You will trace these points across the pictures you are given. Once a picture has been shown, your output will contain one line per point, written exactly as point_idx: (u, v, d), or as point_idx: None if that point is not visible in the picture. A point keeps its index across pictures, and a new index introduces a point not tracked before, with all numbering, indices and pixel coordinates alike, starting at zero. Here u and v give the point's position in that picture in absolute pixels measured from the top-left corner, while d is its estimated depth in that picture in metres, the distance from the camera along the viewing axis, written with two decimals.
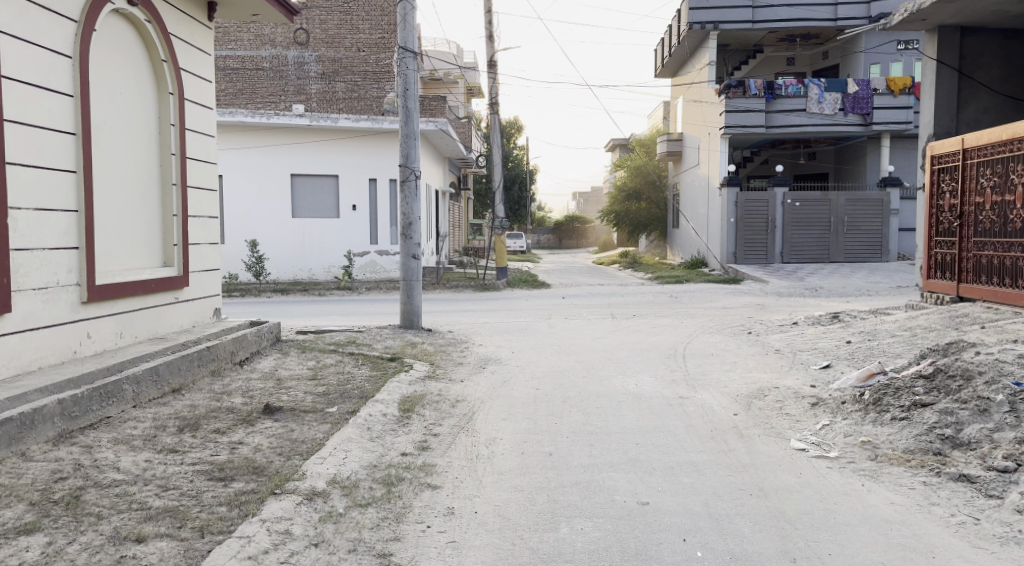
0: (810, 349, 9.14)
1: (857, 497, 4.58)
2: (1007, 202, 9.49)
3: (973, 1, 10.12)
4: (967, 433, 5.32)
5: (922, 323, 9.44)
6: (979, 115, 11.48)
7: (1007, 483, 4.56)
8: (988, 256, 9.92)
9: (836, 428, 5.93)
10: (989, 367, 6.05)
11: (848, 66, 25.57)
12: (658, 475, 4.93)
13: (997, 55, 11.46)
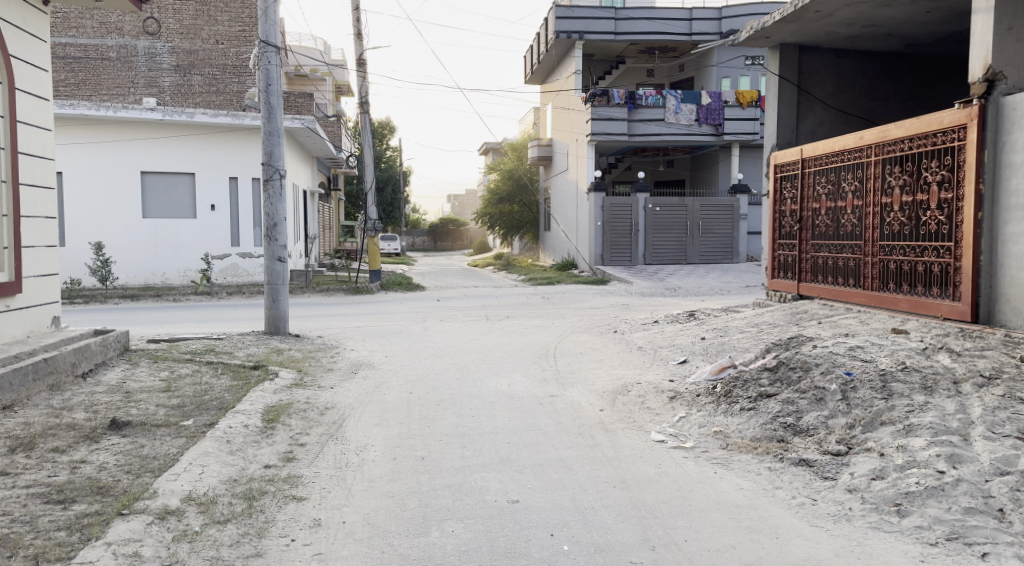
0: (669, 346, 9.58)
1: (709, 484, 4.85)
2: (839, 208, 10.32)
3: (807, 22, 10.95)
4: (806, 420, 5.76)
5: (768, 319, 10.13)
6: (815, 128, 12.48)
7: (840, 466, 4.98)
8: (824, 257, 10.75)
9: (691, 419, 6.25)
10: (825, 359, 6.58)
11: (701, 78, 27.03)
12: (526, 473, 5.03)
13: (830, 72, 12.41)
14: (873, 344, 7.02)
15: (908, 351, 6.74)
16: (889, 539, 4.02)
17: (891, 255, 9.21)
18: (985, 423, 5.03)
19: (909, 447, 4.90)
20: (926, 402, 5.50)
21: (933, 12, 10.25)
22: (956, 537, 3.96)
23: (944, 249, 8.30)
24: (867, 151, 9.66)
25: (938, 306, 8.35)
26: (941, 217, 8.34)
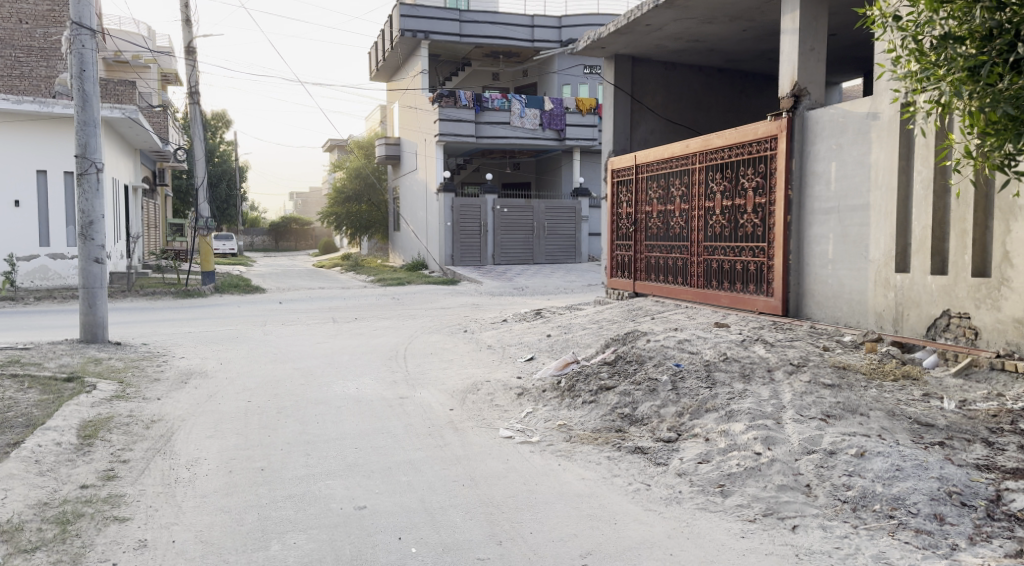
0: (517, 344, 9.77)
1: (554, 476, 4.99)
2: (668, 211, 10.96)
3: (639, 35, 11.52)
4: (641, 410, 6.06)
5: (609, 316, 10.58)
6: (647, 136, 13.19)
7: (671, 451, 5.28)
8: (656, 257, 11.37)
9: (537, 415, 6.40)
10: (657, 352, 6.98)
11: (543, 84, 27.77)
12: (373, 478, 4.96)
13: (659, 83, 13.12)
14: (699, 337, 7.53)
15: (730, 343, 7.27)
16: (715, 518, 4.31)
17: (713, 255, 9.89)
18: (795, 407, 5.49)
19: (730, 431, 5.28)
20: (744, 390, 5.95)
21: (748, 31, 11.07)
22: (771, 513, 4.31)
23: (759, 249, 9.03)
24: (692, 158, 10.31)
25: (755, 301, 9.07)
26: (756, 220, 9.07)
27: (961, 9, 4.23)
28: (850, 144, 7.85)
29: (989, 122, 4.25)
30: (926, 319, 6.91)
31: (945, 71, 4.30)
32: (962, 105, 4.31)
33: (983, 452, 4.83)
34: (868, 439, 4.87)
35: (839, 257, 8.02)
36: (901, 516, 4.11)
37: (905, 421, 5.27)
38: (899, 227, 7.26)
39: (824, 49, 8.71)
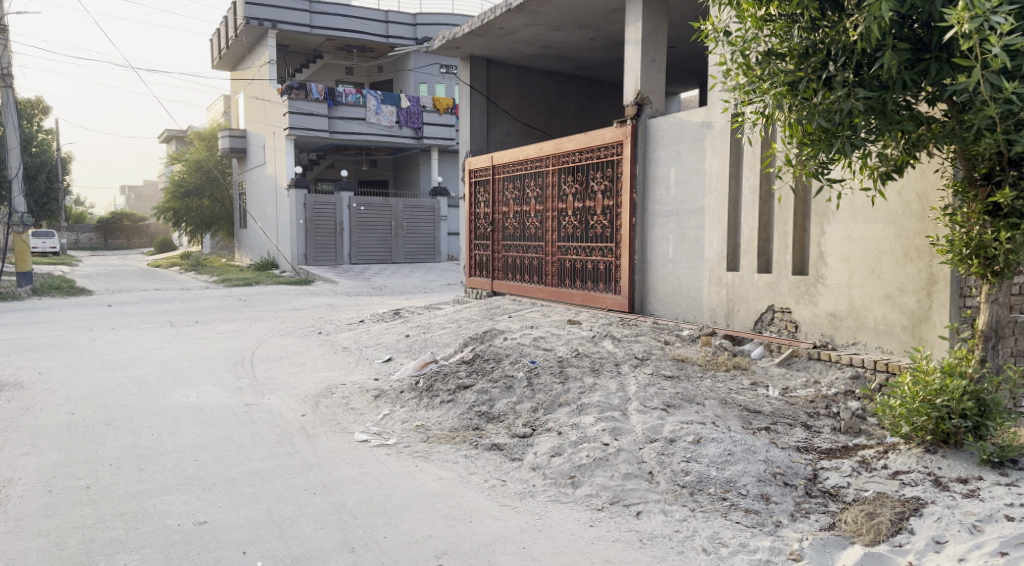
0: (373, 345, 9.62)
1: (410, 478, 4.95)
2: (524, 212, 11.16)
3: (492, 37, 11.65)
4: (498, 407, 6.13)
5: (466, 315, 10.63)
6: (503, 137, 13.36)
7: (526, 446, 5.38)
8: (511, 256, 11.58)
9: (393, 417, 6.32)
10: (514, 350, 7.08)
11: (398, 82, 27.52)
12: (214, 491, 4.72)
13: (513, 86, 13.33)
14: (554, 334, 7.72)
15: (582, 339, 7.51)
16: (566, 509, 4.43)
17: (566, 255, 10.18)
18: (639, 399, 5.75)
19: (582, 424, 5.45)
20: (595, 383, 6.17)
21: (596, 40, 11.47)
22: (618, 501, 4.48)
23: (607, 249, 9.40)
24: (545, 160, 10.56)
25: (604, 299, 9.43)
26: (605, 222, 9.44)
27: (782, 28, 4.57)
28: (686, 151, 8.31)
29: (805, 133, 4.62)
30: (754, 313, 7.44)
31: (769, 84, 4.65)
32: (783, 116, 4.68)
33: (802, 434, 5.27)
34: (703, 427, 5.17)
35: (678, 257, 8.48)
36: (732, 497, 4.38)
37: (736, 408, 5.64)
38: (730, 229, 7.77)
39: (664, 60, 9.12)
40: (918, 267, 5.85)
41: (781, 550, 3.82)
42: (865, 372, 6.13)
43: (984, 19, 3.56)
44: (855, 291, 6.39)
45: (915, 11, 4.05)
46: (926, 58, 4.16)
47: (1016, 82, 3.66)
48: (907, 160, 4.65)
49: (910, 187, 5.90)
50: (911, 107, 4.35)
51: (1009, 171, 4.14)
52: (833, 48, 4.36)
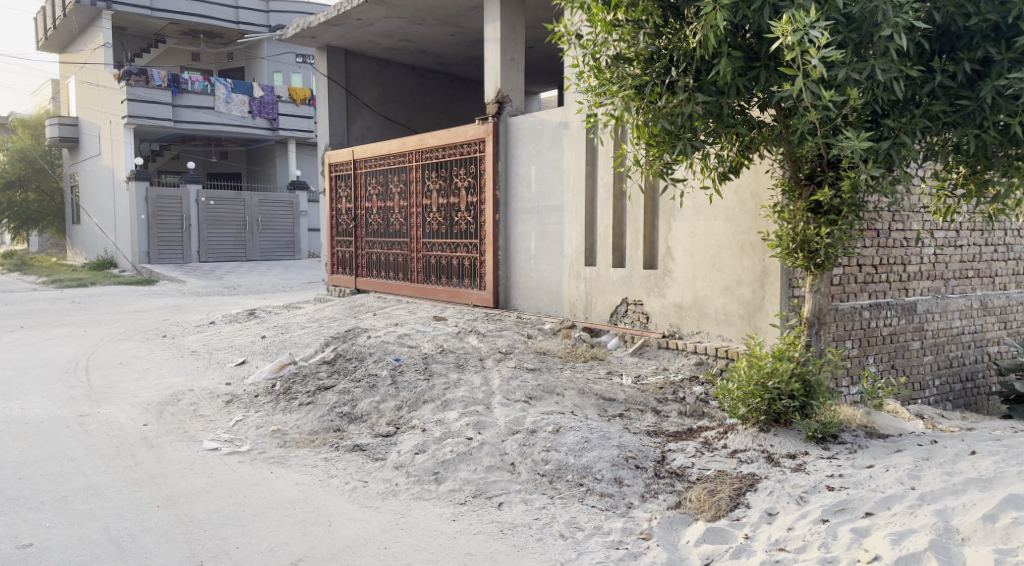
0: (225, 348, 9.22)
1: (265, 485, 4.81)
2: (387, 207, 11.06)
3: (348, 28, 11.44)
4: (360, 407, 6.05)
5: (327, 314, 10.40)
6: (364, 131, 13.13)
7: (389, 445, 5.35)
8: (374, 253, 11.45)
9: (248, 421, 6.10)
10: (377, 348, 7.01)
11: (251, 71, 26.46)
12: (44, 511, 4.39)
13: (373, 79, 13.14)
14: (417, 331, 7.70)
15: (446, 335, 7.54)
16: (428, 506, 4.45)
17: (431, 251, 10.18)
18: (502, 392, 5.85)
19: (445, 420, 5.47)
20: (459, 379, 6.22)
21: (456, 36, 11.52)
22: (481, 494, 4.55)
23: (472, 245, 9.48)
24: (408, 156, 10.50)
25: (469, 295, 9.50)
26: (469, 218, 9.51)
27: (628, 33, 4.76)
28: (546, 149, 8.51)
29: (652, 134, 4.89)
30: (610, 306, 7.74)
31: (618, 87, 4.86)
32: (632, 118, 4.92)
33: (653, 419, 5.56)
34: (563, 417, 5.33)
35: (539, 252, 8.68)
36: (589, 483, 4.55)
37: (593, 397, 5.86)
38: (587, 225, 8.04)
39: (523, 58, 9.28)
40: (752, 260, 6.28)
41: (632, 530, 4.01)
42: (708, 358, 6.53)
43: (803, 33, 3.86)
44: (698, 283, 6.78)
45: (746, 23, 4.33)
46: (757, 66, 4.47)
47: (832, 91, 4.01)
48: (741, 161, 5.01)
49: (745, 186, 6.31)
50: (744, 112, 4.68)
51: (827, 172, 4.60)
52: (676, 55, 4.62)
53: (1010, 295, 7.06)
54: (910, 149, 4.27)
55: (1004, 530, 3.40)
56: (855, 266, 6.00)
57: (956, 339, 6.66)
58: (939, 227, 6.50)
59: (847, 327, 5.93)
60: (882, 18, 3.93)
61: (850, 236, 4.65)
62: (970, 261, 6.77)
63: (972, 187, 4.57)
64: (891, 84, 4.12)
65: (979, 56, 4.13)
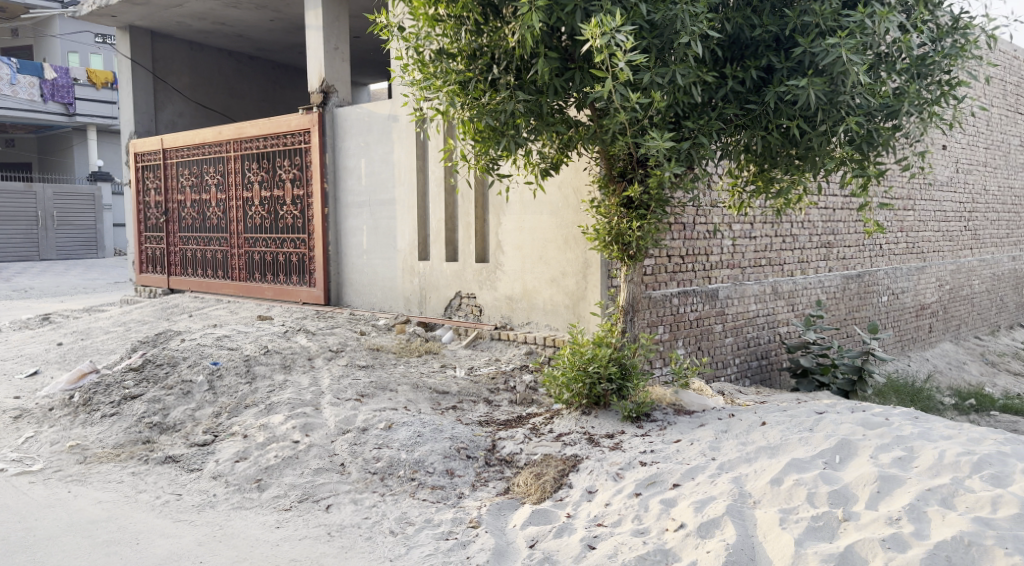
0: (13, 358, 8.34)
1: (61, 506, 4.42)
2: (204, 200, 10.47)
3: (154, 8, 10.69)
4: (173, 416, 5.70)
5: (135, 317, 9.69)
6: (175, 118, 12.26)
7: (205, 455, 5.09)
8: (190, 250, 10.79)
9: (41, 438, 5.57)
10: (192, 352, 6.64)
11: (40, 51, 24.06)
12: None
13: (184, 63, 12.35)
14: (237, 332, 7.36)
15: (270, 335, 7.26)
16: (250, 515, 4.28)
17: (254, 247, 9.77)
18: (332, 391, 5.73)
19: (269, 424, 5.28)
20: (284, 381, 6.03)
21: (275, 22, 11.10)
22: (307, 498, 4.44)
23: (299, 240, 9.20)
24: (226, 146, 9.98)
25: (298, 292, 9.21)
26: (294, 212, 9.21)
27: (451, 28, 4.79)
28: (374, 142, 8.42)
29: (477, 130, 4.98)
30: (444, 300, 7.79)
31: (442, 82, 4.88)
32: (456, 113, 4.98)
33: (484, 409, 5.67)
34: (395, 413, 5.30)
35: (370, 247, 8.57)
36: (420, 477, 4.58)
37: (425, 391, 5.88)
38: (419, 219, 8.04)
39: (347, 47, 9.10)
40: (576, 253, 6.56)
41: (462, 520, 4.08)
42: (537, 348, 6.76)
43: (610, 36, 4.06)
44: (527, 276, 6.98)
45: (560, 25, 4.50)
46: (572, 67, 4.66)
47: (640, 93, 4.29)
48: (561, 158, 5.23)
49: (566, 181, 6.57)
50: (563, 111, 4.89)
51: (637, 170, 4.93)
52: (496, 53, 4.73)
53: (796, 280, 7.84)
54: (708, 149, 4.64)
55: (788, 490, 3.82)
56: (665, 257, 6.43)
57: (752, 322, 7.31)
58: (736, 220, 7.11)
59: (659, 313, 6.36)
60: (681, 26, 4.23)
61: (659, 229, 4.99)
62: (763, 251, 7.46)
63: (760, 183, 5.04)
64: (690, 88, 4.46)
65: (763, 64, 4.56)
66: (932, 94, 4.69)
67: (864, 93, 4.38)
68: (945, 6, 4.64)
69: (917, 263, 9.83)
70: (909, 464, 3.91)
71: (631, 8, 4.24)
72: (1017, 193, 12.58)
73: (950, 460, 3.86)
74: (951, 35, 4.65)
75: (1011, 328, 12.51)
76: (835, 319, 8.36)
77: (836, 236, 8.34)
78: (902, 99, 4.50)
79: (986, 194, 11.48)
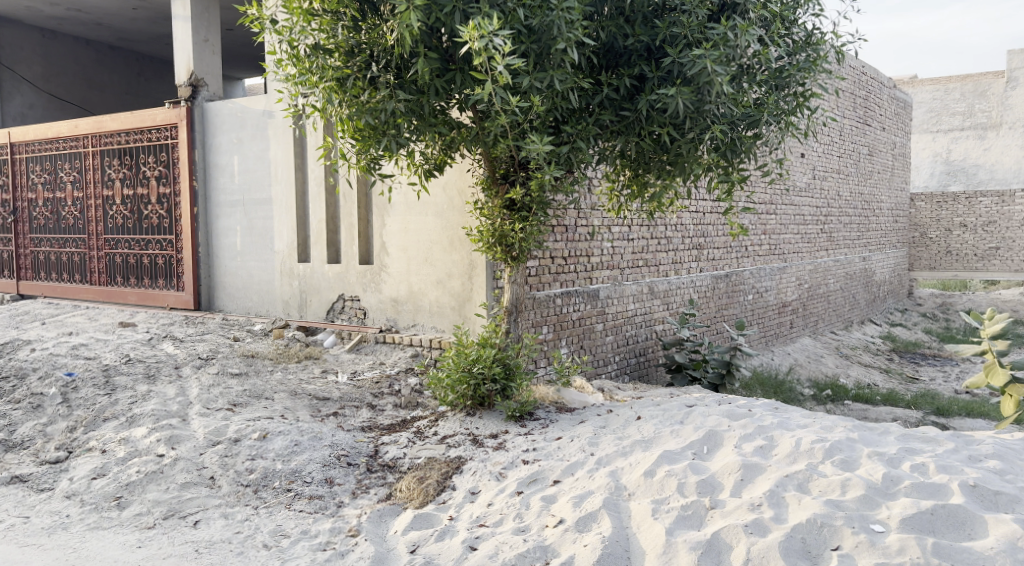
0: None
1: None
2: (58, 199, 9.79)
3: None
4: (20, 433, 5.28)
5: None
6: (25, 110, 11.23)
7: (58, 473, 4.74)
8: (43, 252, 10.04)
9: None
10: (43, 362, 6.18)
11: None
12: None
13: (35, 51, 11.39)
14: (96, 340, 6.91)
15: (133, 343, 6.86)
16: (108, 535, 4.02)
17: (116, 249, 9.22)
18: (201, 401, 5.46)
19: (130, 438, 4.98)
20: (148, 391, 5.70)
21: (139, 10, 10.51)
22: (172, 514, 4.21)
23: (166, 242, 8.75)
24: (83, 141, 9.37)
25: (165, 297, 8.76)
26: (160, 211, 8.76)
27: (327, 24, 4.67)
28: (247, 139, 8.12)
29: (356, 129, 4.89)
30: (326, 303, 7.59)
31: (318, 78, 4.75)
32: (334, 111, 4.87)
33: (367, 414, 5.56)
34: (270, 422, 5.11)
35: (245, 249, 8.27)
36: (297, 487, 4.44)
37: (304, 398, 5.72)
38: (298, 220, 7.80)
39: (218, 40, 8.71)
40: (461, 254, 6.53)
41: (340, 529, 4.00)
42: (423, 350, 6.71)
43: (488, 40, 4.08)
44: (412, 278, 6.90)
45: (439, 25, 4.48)
46: (452, 68, 4.65)
47: (519, 97, 4.33)
48: (444, 160, 5.22)
49: (451, 183, 6.52)
50: (444, 113, 4.87)
51: (518, 173, 4.98)
52: (375, 51, 4.64)
53: (670, 280, 8.15)
54: (585, 154, 4.75)
55: (660, 481, 3.96)
56: (548, 258, 6.52)
57: (631, 320, 7.54)
58: (615, 222, 7.31)
59: (543, 314, 6.45)
60: (558, 32, 4.29)
61: (540, 231, 5.07)
62: (640, 252, 7.71)
63: (635, 188, 5.23)
64: (567, 94, 4.55)
65: (636, 73, 4.70)
66: (789, 105, 5.00)
67: (727, 103, 4.61)
68: (801, 22, 4.94)
69: (779, 264, 10.43)
70: (769, 452, 4.14)
71: (509, 12, 4.27)
72: (867, 198, 13.59)
73: (805, 447, 4.11)
74: (805, 49, 4.96)
75: (862, 323, 13.49)
76: (706, 317, 8.75)
77: (706, 239, 8.74)
78: (762, 109, 4.77)
79: (839, 199, 12.33)
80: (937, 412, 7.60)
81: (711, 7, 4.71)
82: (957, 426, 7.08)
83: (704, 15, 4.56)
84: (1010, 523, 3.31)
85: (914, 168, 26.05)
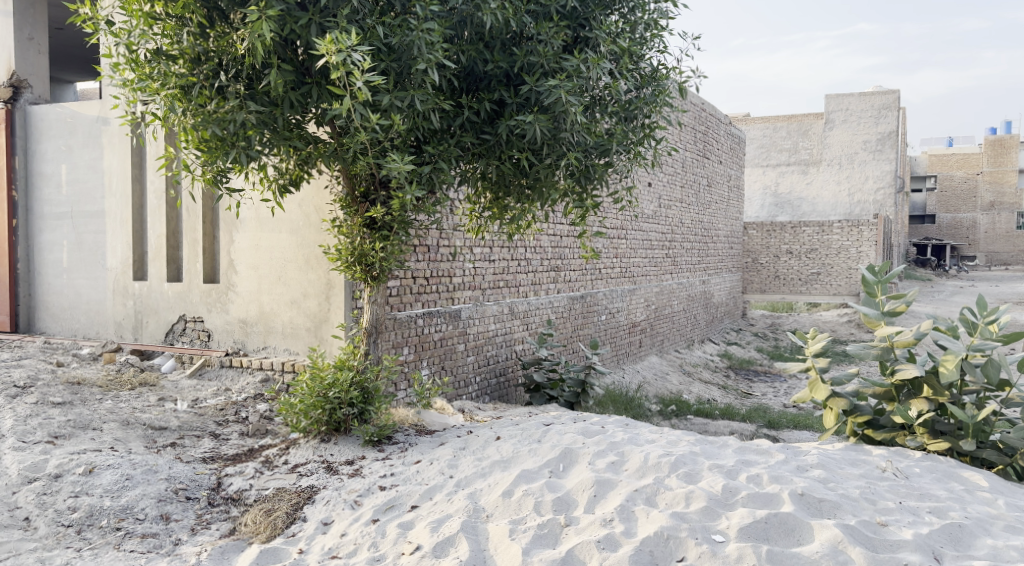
0: None
1: None
2: None
3: None
4: None
5: None
6: None
7: None
8: None
9: None
10: None
11: None
12: None
13: None
14: None
15: None
16: None
17: None
18: (15, 434, 4.90)
19: None
20: None
21: None
22: None
23: None
24: None
25: None
26: None
27: (171, 29, 4.41)
28: (78, 147, 7.52)
29: (203, 140, 4.63)
30: (164, 325, 7.08)
31: (159, 84, 4.45)
32: (178, 120, 4.58)
33: (209, 445, 5.21)
34: (97, 455, 4.67)
35: (73, 266, 7.62)
36: (127, 526, 4.08)
37: (138, 428, 5.29)
38: (134, 235, 7.27)
39: (45, 41, 7.93)
40: (317, 273, 6.27)
41: None
42: (273, 374, 6.40)
43: (346, 55, 3.97)
44: (263, 297, 6.57)
45: (294, 37, 4.32)
46: (309, 82, 4.50)
47: (378, 115, 4.24)
48: (300, 175, 5.06)
49: (307, 199, 6.27)
50: (300, 127, 4.70)
51: (379, 192, 4.91)
52: (224, 59, 4.43)
53: (530, 301, 8.28)
54: (447, 174, 4.73)
55: (518, 501, 3.98)
56: (409, 278, 6.43)
57: (491, 340, 7.57)
58: (476, 244, 7.32)
59: (404, 334, 6.34)
60: (417, 52, 4.24)
61: (401, 250, 5.00)
62: (500, 274, 7.77)
63: (495, 210, 5.27)
64: (428, 115, 4.52)
65: (496, 98, 4.75)
66: (637, 136, 5.22)
67: (581, 131, 4.77)
68: (647, 57, 5.18)
69: (629, 285, 10.85)
70: (620, 468, 4.26)
71: (368, 29, 4.24)
72: (706, 227, 14.46)
73: (653, 462, 4.26)
74: (651, 84, 5.20)
75: (702, 342, 14.29)
76: (563, 336, 8.94)
77: (563, 261, 8.94)
78: (612, 139, 4.98)
79: (682, 226, 13.04)
80: (769, 426, 8.13)
81: (565, 37, 4.86)
82: (786, 438, 7.62)
83: (559, 45, 4.69)
84: (832, 528, 3.57)
85: (747, 199, 27.99)
